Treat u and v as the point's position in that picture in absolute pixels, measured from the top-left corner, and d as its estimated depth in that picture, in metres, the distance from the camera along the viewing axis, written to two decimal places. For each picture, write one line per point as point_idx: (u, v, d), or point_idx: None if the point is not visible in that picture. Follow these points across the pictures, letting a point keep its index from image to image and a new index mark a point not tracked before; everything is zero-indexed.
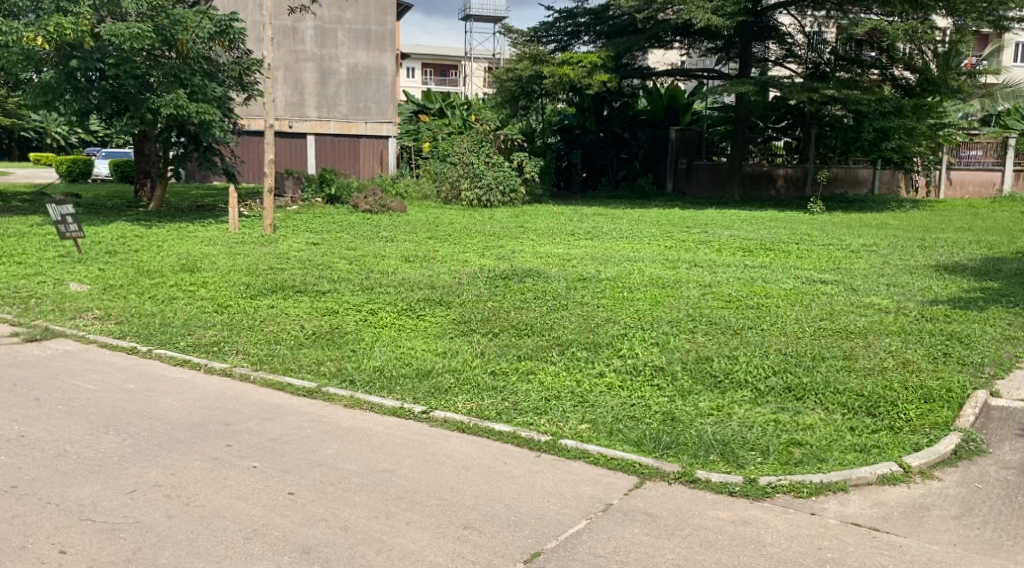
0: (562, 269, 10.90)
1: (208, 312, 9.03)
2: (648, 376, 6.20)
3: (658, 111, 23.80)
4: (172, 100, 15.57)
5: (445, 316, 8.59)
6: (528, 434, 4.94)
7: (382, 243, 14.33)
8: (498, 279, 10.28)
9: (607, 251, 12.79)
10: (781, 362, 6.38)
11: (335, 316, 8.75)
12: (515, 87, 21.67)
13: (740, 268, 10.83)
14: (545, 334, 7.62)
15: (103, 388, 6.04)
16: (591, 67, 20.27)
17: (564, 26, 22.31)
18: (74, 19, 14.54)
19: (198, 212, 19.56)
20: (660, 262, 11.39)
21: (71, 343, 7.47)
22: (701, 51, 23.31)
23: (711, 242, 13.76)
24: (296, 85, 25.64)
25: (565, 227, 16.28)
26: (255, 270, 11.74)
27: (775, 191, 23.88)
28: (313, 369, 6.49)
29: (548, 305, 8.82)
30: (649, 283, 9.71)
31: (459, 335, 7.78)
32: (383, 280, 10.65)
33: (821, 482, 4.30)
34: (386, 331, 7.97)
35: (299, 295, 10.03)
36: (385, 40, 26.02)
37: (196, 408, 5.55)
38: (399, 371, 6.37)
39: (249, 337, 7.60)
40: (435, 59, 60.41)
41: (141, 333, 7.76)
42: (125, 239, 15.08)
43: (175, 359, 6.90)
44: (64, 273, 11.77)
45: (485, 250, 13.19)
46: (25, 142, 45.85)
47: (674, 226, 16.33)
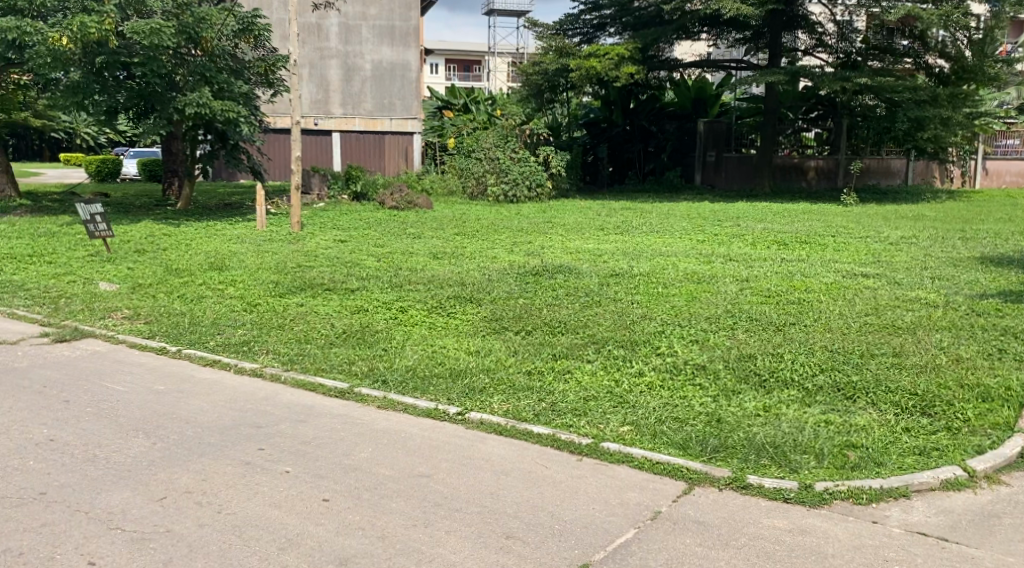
0: (594, 264, 10.71)
1: (238, 311, 8.92)
2: (689, 375, 6.00)
3: (685, 103, 23.30)
4: (196, 98, 15.51)
5: (477, 313, 8.44)
6: (568, 437, 4.76)
7: (410, 240, 14.20)
8: (529, 275, 10.10)
9: (638, 246, 12.57)
10: (827, 360, 6.17)
11: (364, 315, 8.61)
12: (542, 81, 21.44)
13: (777, 262, 10.59)
14: (579, 331, 7.43)
15: (133, 390, 5.92)
16: (618, 59, 20.04)
17: (589, 19, 22.12)
18: (98, 17, 14.47)
19: (225, 210, 19.53)
20: (694, 256, 11.17)
21: (100, 343, 7.38)
22: (729, 42, 22.91)
23: (744, 235, 13.50)
24: (321, 82, 25.58)
25: (595, 222, 16.08)
26: (283, 268, 11.64)
27: (806, 183, 23.42)
28: (343, 370, 6.31)
29: (581, 301, 8.63)
30: (684, 278, 9.50)
31: (491, 334, 7.61)
32: (413, 276, 10.52)
33: (881, 488, 4.10)
34: (416, 330, 7.80)
35: (328, 293, 9.90)
36: (409, 35, 25.93)
37: (227, 410, 5.40)
38: (432, 372, 6.20)
39: (279, 336, 7.46)
40: (458, 54, 60.31)
41: (170, 332, 7.65)
42: (153, 237, 15.06)
43: (204, 359, 6.77)
44: (94, 272, 11.73)
45: (514, 246, 13.03)
46: (54, 143, 46.20)
47: (705, 219, 16.09)
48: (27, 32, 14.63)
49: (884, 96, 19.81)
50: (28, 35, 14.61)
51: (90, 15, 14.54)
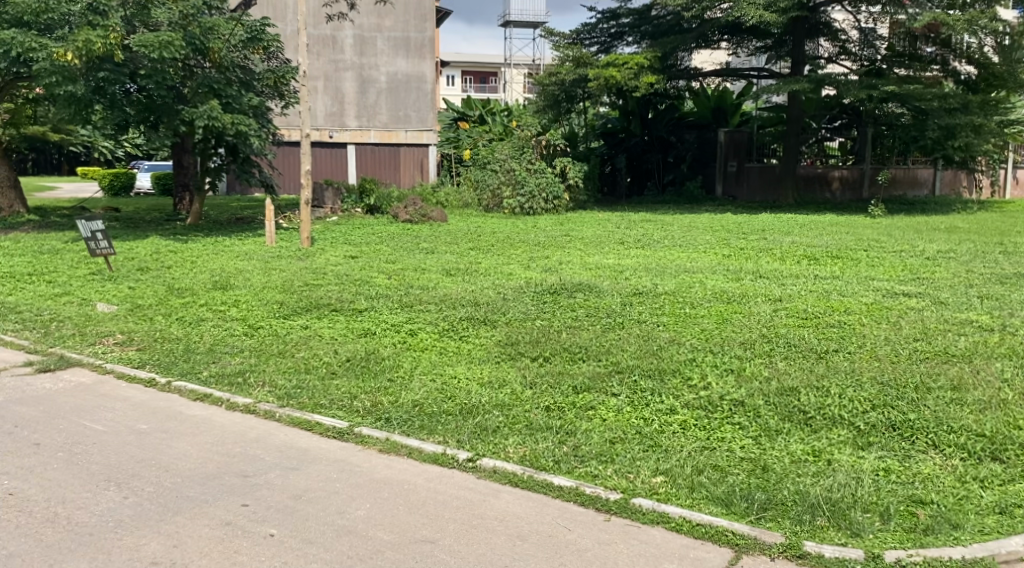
0: (615, 281, 10.14)
1: (238, 335, 8.41)
2: (726, 412, 5.42)
3: (705, 111, 22.80)
4: (207, 111, 15.07)
5: (490, 337, 7.87)
6: (593, 491, 4.23)
7: (423, 255, 13.67)
8: (546, 294, 9.55)
9: (661, 261, 11.99)
10: (878, 394, 5.57)
11: (371, 339, 8.05)
12: (558, 92, 20.90)
13: (810, 279, 9.95)
14: (601, 359, 6.85)
15: (113, 431, 5.38)
16: (638, 68, 19.45)
17: (607, 27, 21.63)
18: (103, 31, 14.08)
19: (236, 225, 19.08)
20: (720, 272, 10.58)
21: (87, 374, 6.87)
22: (749, 50, 22.36)
23: (772, 249, 12.88)
24: (336, 95, 25.16)
25: (615, 235, 15.49)
26: (290, 287, 11.14)
27: (830, 194, 22.66)
28: (343, 407, 5.75)
29: (602, 323, 8.05)
30: (712, 297, 8.90)
31: (505, 361, 7.04)
32: (424, 295, 9.99)
33: (963, 559, 3.63)
34: (425, 357, 7.23)
35: (335, 314, 9.37)
36: (425, 47, 25.42)
37: (213, 457, 4.85)
38: (441, 408, 5.62)
39: (279, 366, 6.91)
40: (475, 67, 60.07)
41: (162, 361, 7.12)
42: (160, 254, 14.65)
43: (195, 393, 6.23)
44: (92, 292, 11.27)
45: (531, 262, 12.49)
46: (73, 157, 46.01)
47: (729, 232, 15.46)
48: (32, 49, 14.28)
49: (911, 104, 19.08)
50: (34, 52, 14.23)
51: (95, 28, 14.17)
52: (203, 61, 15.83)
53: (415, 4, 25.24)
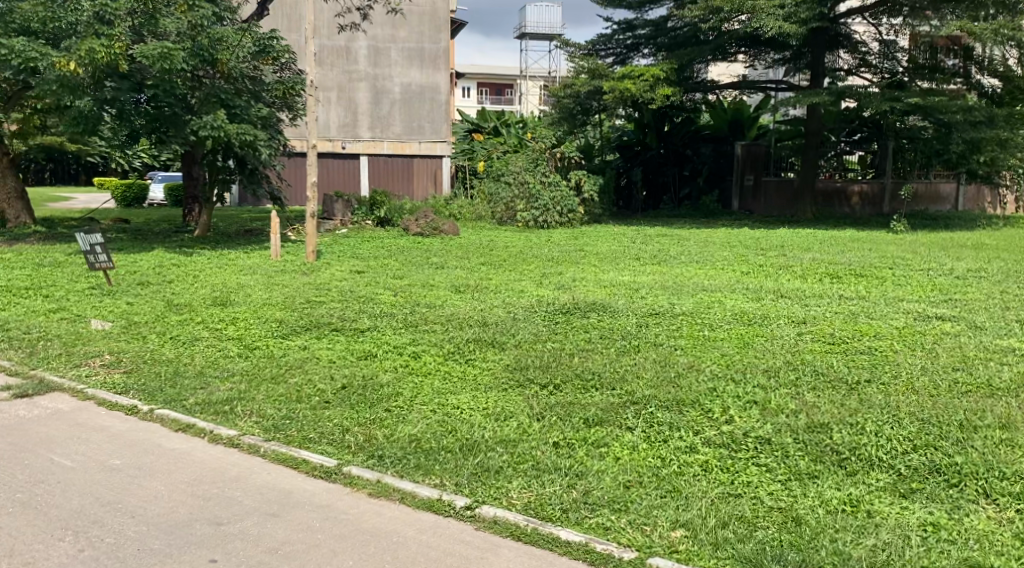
0: (630, 300, 9.66)
1: (232, 357, 7.98)
2: (751, 452, 4.94)
3: (721, 124, 22.33)
4: (212, 121, 14.68)
5: (497, 362, 7.37)
6: (603, 548, 3.93)
7: (431, 270, 13.25)
8: (558, 314, 9.07)
9: (678, 278, 11.49)
10: (920, 433, 5.07)
11: (372, 362, 7.61)
12: (573, 105, 20.46)
13: (835, 299, 9.43)
14: (615, 388, 6.34)
15: (85, 466, 4.96)
16: (654, 80, 18.99)
17: (623, 39, 21.20)
18: (108, 40, 13.76)
19: (243, 238, 18.73)
20: (739, 291, 10.09)
21: (66, 400, 6.45)
22: (767, 62, 21.91)
23: (794, 267, 12.36)
24: (349, 106, 24.78)
25: (630, 250, 15.01)
26: (292, 303, 10.72)
27: (849, 209, 22.04)
28: (333, 442, 5.32)
29: (616, 346, 7.57)
30: (733, 319, 8.38)
31: (512, 388, 6.56)
32: (431, 314, 9.53)
33: None
34: (427, 383, 6.76)
35: (335, 334, 8.93)
36: (439, 58, 25.13)
37: (185, 500, 4.42)
38: (440, 444, 5.17)
39: (271, 393, 6.44)
40: (491, 79, 59.84)
41: (148, 386, 6.69)
42: (162, 268, 14.30)
43: (178, 423, 5.80)
44: (88, 309, 10.90)
45: (543, 278, 12.01)
46: (90, 168, 45.86)
47: (748, 248, 14.95)
48: (32, 57, 14.01)
49: (935, 117, 18.43)
50: (36, 61, 13.99)
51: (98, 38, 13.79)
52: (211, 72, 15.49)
53: (429, 15, 24.97)
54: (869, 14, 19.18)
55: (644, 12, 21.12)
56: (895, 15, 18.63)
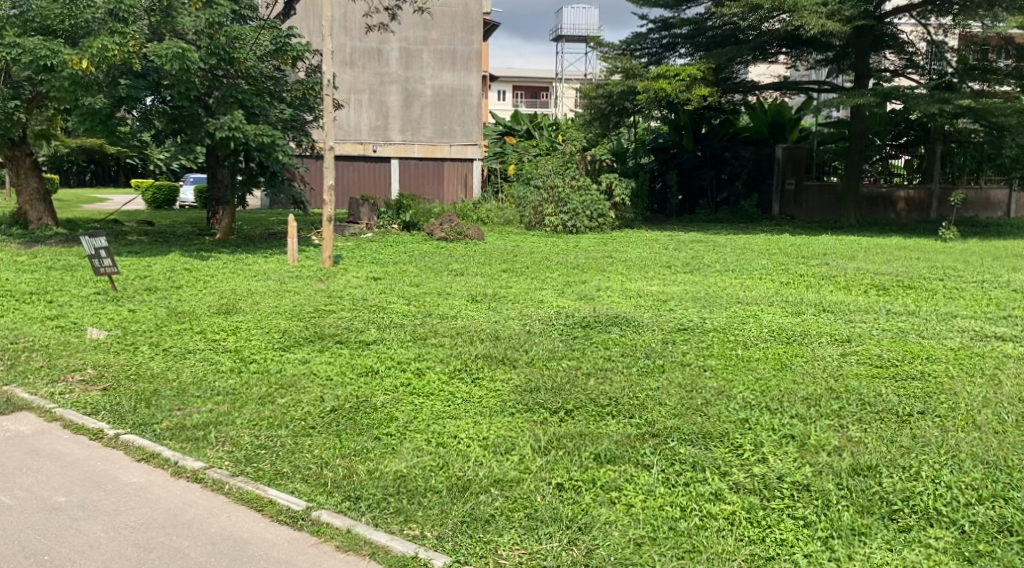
0: (656, 313, 8.93)
1: (224, 371, 7.37)
2: (786, 500, 4.24)
3: (762, 128, 21.47)
4: (228, 121, 14.09)
5: (507, 383, 6.65)
6: None
7: (451, 277, 12.61)
8: (576, 327, 8.34)
9: (711, 289, 10.75)
10: (986, 480, 4.34)
11: (371, 380, 6.89)
12: (605, 105, 19.71)
13: (882, 314, 8.65)
14: (634, 415, 5.66)
15: (25, 503, 4.45)
16: (690, 80, 18.15)
17: (658, 38, 20.45)
18: (122, 38, 13.20)
19: (265, 241, 18.23)
20: (776, 304, 9.32)
21: (32, 422, 5.93)
22: (809, 63, 21.07)
23: (836, 277, 11.56)
24: (380, 108, 24.32)
25: (661, 257, 14.25)
26: (299, 312, 10.14)
27: (896, 215, 20.97)
28: (308, 479, 4.69)
29: (638, 367, 6.84)
30: (769, 336, 7.62)
31: (521, 413, 5.88)
32: (440, 326, 8.82)
33: None
34: (426, 407, 6.05)
35: (339, 346, 8.24)
36: (471, 60, 24.51)
37: (122, 551, 3.99)
38: (426, 484, 4.51)
39: (252, 416, 5.81)
40: (525, 81, 59.26)
41: (122, 407, 6.13)
42: (174, 273, 13.78)
43: (142, 450, 5.24)
44: (89, 316, 10.40)
45: (566, 287, 11.33)
46: (129, 168, 45.86)
47: (788, 256, 14.14)
48: (43, 56, 13.13)
49: (986, 119, 17.48)
50: (46, 58, 13.12)
51: (112, 36, 13.23)
52: (230, 71, 14.96)
53: (461, 16, 24.31)
54: (917, 12, 18.22)
55: (681, 11, 20.33)
56: (945, 13, 17.71)
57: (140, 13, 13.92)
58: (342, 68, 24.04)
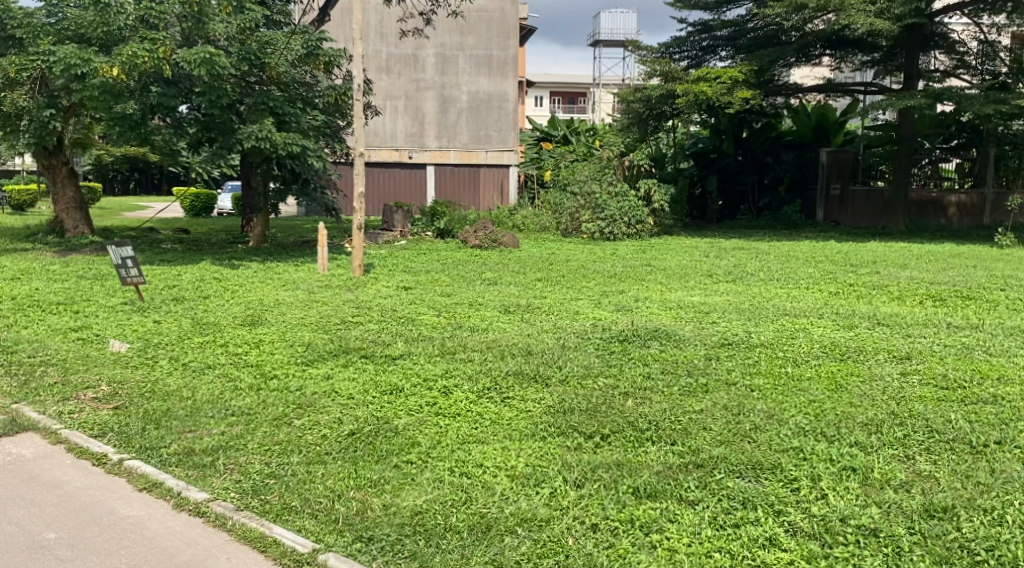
0: (698, 326, 8.42)
1: (242, 388, 7.00)
2: (850, 549, 3.95)
3: (805, 131, 20.79)
4: (256, 130, 13.71)
5: (539, 403, 6.16)
6: None
7: (484, 286, 12.20)
8: (614, 342, 7.85)
9: (756, 299, 10.21)
10: None
11: (395, 399, 6.47)
12: (643, 109, 19.16)
13: (942, 328, 8.07)
14: (677, 442, 5.18)
15: (10, 541, 4.22)
16: (732, 82, 17.56)
17: (698, 41, 19.88)
18: (152, 44, 12.94)
19: (298, 249, 17.98)
20: (826, 316, 8.76)
21: (37, 445, 5.59)
22: (855, 64, 20.39)
23: (888, 287, 10.95)
24: (416, 115, 24.01)
25: (703, 265, 13.70)
26: (325, 324, 9.77)
27: (946, 220, 20.11)
28: (317, 514, 4.32)
29: (680, 387, 6.33)
30: (821, 353, 7.09)
31: (555, 437, 5.40)
32: (470, 339, 8.38)
33: None
34: (452, 429, 5.60)
35: (363, 362, 7.83)
36: (507, 65, 23.97)
37: None
38: (447, 522, 4.21)
39: (264, 439, 5.44)
40: (563, 87, 58.81)
41: (131, 428, 5.77)
42: (203, 282, 13.54)
43: (147, 478, 4.87)
44: (112, 327, 10.13)
45: (603, 298, 10.85)
46: (172, 176, 46.13)
47: (836, 264, 13.54)
48: (73, 64, 12.93)
49: None
50: (76, 66, 12.92)
51: (142, 43, 12.97)
52: (263, 78, 14.71)
53: (498, 21, 23.72)
54: (969, 10, 17.54)
55: (721, 12, 19.76)
56: (1000, 12, 17.01)
57: (172, 20, 13.66)
58: (378, 74, 23.81)
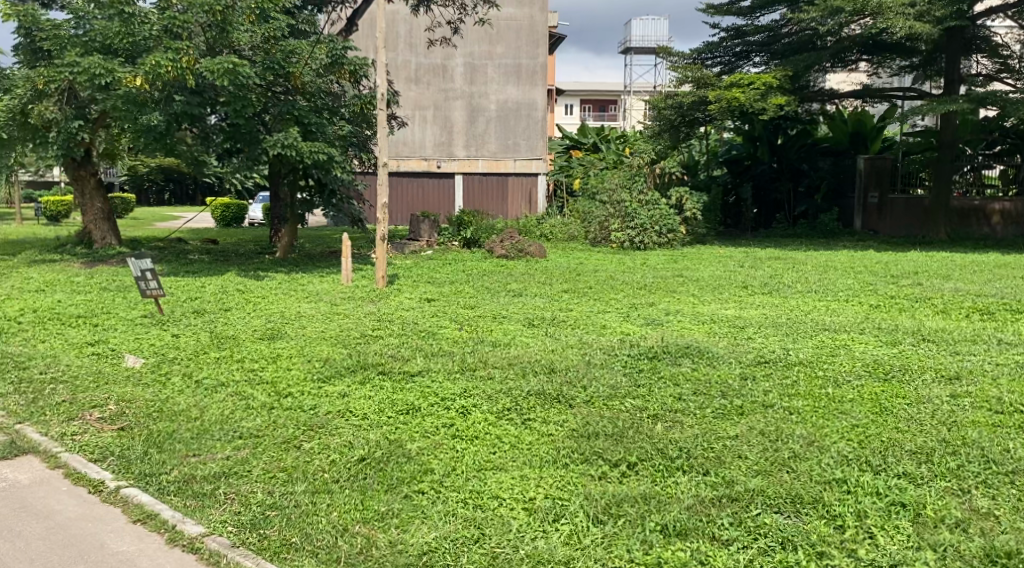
0: (733, 342, 8.02)
1: (255, 407, 6.67)
2: None
3: (841, 137, 20.42)
4: (281, 139, 13.45)
5: (562, 426, 5.81)
6: None
7: (509, 298, 11.87)
8: (643, 359, 7.47)
9: (793, 313, 9.78)
10: None
11: (411, 421, 6.13)
12: (674, 116, 18.75)
13: (992, 345, 7.61)
14: (711, 471, 4.82)
15: None
16: (766, 88, 17.07)
17: (731, 46, 19.44)
18: (176, 53, 12.72)
19: (324, 259, 17.75)
20: (868, 332, 8.33)
21: (34, 470, 5.32)
22: (892, 70, 19.86)
23: (931, 299, 10.48)
24: (444, 125, 23.79)
25: (737, 277, 13.25)
26: (345, 338, 9.48)
27: (990, 229, 19.36)
28: (320, 552, 4.15)
29: (714, 409, 5.95)
30: (863, 372, 6.67)
31: (579, 464, 5.05)
32: (491, 355, 8.03)
33: None
34: (469, 453, 5.25)
35: (381, 379, 7.48)
36: (536, 74, 23.58)
37: None
38: (457, 563, 4.05)
39: (272, 464, 5.15)
40: (594, 95, 58.45)
41: (133, 452, 5.49)
42: (226, 294, 13.34)
43: (142, 508, 4.61)
44: (130, 342, 9.89)
45: (632, 311, 10.48)
46: (206, 187, 46.33)
47: (876, 275, 13.06)
48: (97, 74, 12.78)
49: None
50: (100, 77, 12.77)
51: (166, 52, 12.73)
52: (289, 87, 14.48)
53: (526, 30, 23.45)
54: (1013, 12, 17.01)
55: (755, 17, 19.32)
56: None
57: (197, 29, 13.44)
58: (407, 85, 23.67)
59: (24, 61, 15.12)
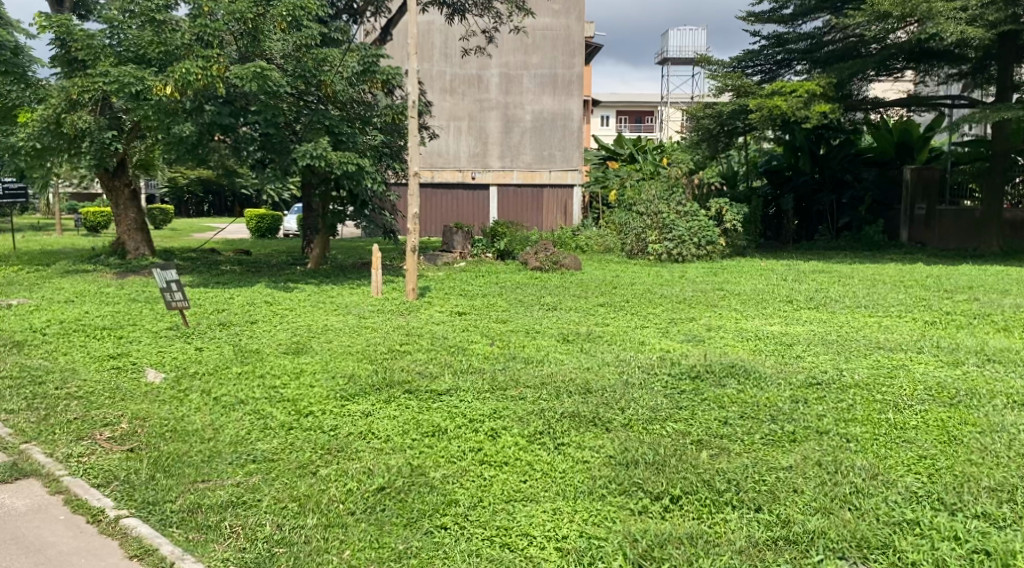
0: (782, 362, 7.51)
1: (272, 427, 6.29)
2: None
3: (887, 148, 19.89)
4: (310, 150, 13.05)
5: (598, 452, 5.35)
6: None
7: (542, 312, 11.44)
8: (684, 380, 6.99)
9: (843, 330, 9.24)
10: None
11: (435, 444, 5.71)
12: (714, 125, 18.27)
13: None
14: (763, 508, 4.38)
15: None
16: (809, 96, 16.44)
17: (772, 54, 18.92)
18: (205, 61, 12.45)
19: (355, 271, 17.43)
20: (926, 351, 7.78)
21: (33, 496, 4.97)
22: (940, 78, 19.18)
23: (991, 316, 9.88)
24: (479, 136, 23.50)
25: (782, 291, 12.69)
26: (371, 353, 9.10)
27: None
28: None
29: (762, 436, 5.46)
30: (926, 397, 6.12)
31: (616, 496, 4.61)
32: (523, 373, 7.58)
33: None
34: (498, 482, 4.83)
35: (407, 398, 7.06)
36: (572, 84, 23.27)
37: None
38: None
39: (284, 491, 4.76)
40: (631, 106, 57.90)
41: (139, 477, 5.14)
42: (253, 306, 13.05)
43: (141, 542, 4.26)
44: (153, 355, 9.58)
45: (672, 326, 9.99)
46: (244, 199, 46.44)
47: (928, 289, 12.44)
48: (126, 83, 12.54)
49: None
50: (129, 86, 12.54)
51: (195, 60, 12.46)
52: (320, 97, 14.17)
53: (563, 39, 23.12)
54: None
55: (796, 25, 18.81)
56: None
57: (228, 38, 13.16)
58: (441, 95, 23.33)
59: (59, 71, 14.98)
